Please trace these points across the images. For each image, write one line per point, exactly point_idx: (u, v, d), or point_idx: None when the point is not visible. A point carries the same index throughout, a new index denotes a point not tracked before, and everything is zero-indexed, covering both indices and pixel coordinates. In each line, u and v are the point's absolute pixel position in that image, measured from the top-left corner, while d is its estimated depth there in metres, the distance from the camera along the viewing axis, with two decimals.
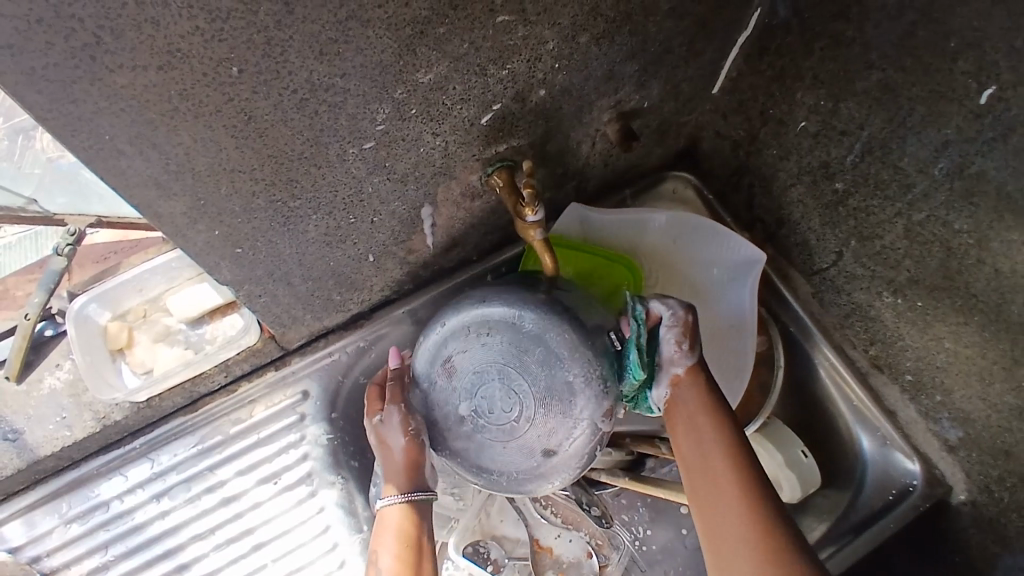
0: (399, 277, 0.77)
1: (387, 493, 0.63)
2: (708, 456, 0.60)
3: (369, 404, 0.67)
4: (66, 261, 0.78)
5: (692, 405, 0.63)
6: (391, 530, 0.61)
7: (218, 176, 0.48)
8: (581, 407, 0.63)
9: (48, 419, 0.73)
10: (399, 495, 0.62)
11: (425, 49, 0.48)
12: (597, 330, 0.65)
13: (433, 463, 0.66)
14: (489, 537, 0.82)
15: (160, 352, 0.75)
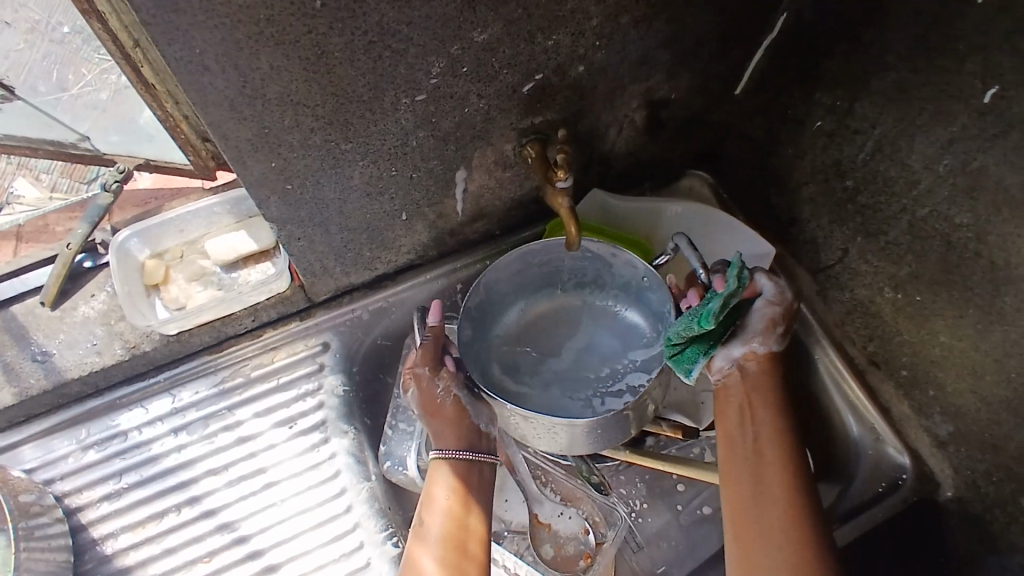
0: (427, 241, 0.81)
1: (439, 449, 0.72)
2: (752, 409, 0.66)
3: (424, 359, 0.74)
4: (112, 199, 0.82)
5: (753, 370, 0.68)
6: (444, 483, 0.71)
7: (284, 107, 0.53)
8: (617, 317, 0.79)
9: (78, 344, 0.76)
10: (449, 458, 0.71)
11: (484, 8, 0.53)
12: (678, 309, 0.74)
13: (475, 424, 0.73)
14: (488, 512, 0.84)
15: (193, 290, 0.78)
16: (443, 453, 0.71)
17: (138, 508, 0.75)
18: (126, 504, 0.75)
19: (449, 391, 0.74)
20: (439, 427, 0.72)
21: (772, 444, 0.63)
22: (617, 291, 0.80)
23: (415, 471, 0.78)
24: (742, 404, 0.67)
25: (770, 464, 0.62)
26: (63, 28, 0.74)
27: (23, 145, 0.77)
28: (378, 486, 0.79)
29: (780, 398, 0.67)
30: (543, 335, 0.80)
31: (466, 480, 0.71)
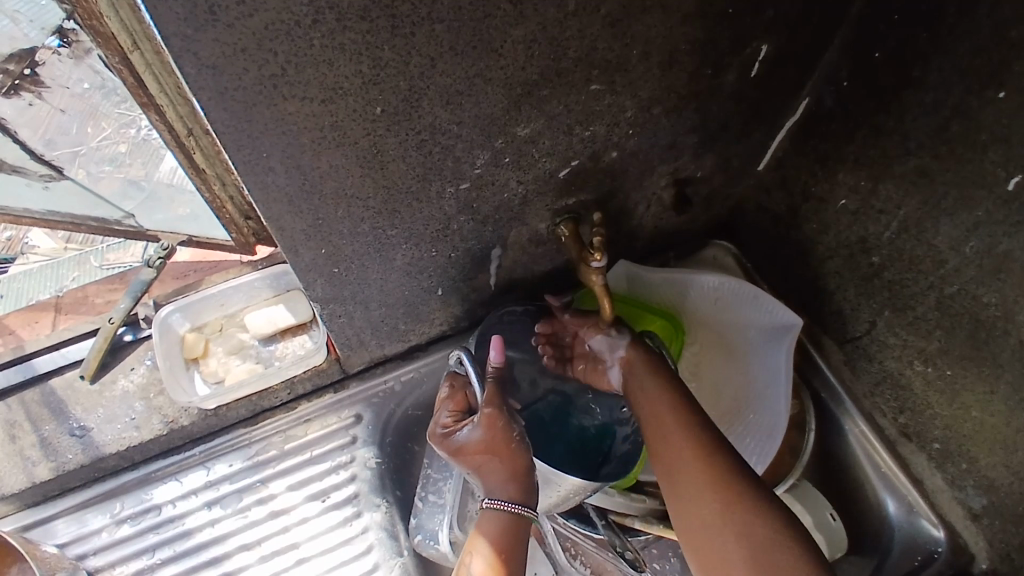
0: (460, 313, 0.82)
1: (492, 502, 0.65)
2: (665, 428, 0.66)
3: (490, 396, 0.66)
4: (155, 273, 0.84)
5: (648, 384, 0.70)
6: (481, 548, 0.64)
7: (339, 200, 0.55)
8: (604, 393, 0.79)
9: (117, 419, 0.77)
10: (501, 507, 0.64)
11: (529, 107, 0.56)
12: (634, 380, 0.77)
13: (532, 477, 0.66)
14: None
15: (231, 364, 0.79)
16: (496, 506, 0.64)
17: None
18: None
19: (513, 437, 0.65)
20: (495, 473, 0.65)
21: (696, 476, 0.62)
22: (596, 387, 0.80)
23: (447, 546, 0.76)
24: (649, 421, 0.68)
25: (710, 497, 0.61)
26: (81, 83, 0.68)
27: (66, 221, 0.79)
28: (411, 561, 0.79)
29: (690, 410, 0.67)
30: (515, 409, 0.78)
31: (508, 542, 0.64)
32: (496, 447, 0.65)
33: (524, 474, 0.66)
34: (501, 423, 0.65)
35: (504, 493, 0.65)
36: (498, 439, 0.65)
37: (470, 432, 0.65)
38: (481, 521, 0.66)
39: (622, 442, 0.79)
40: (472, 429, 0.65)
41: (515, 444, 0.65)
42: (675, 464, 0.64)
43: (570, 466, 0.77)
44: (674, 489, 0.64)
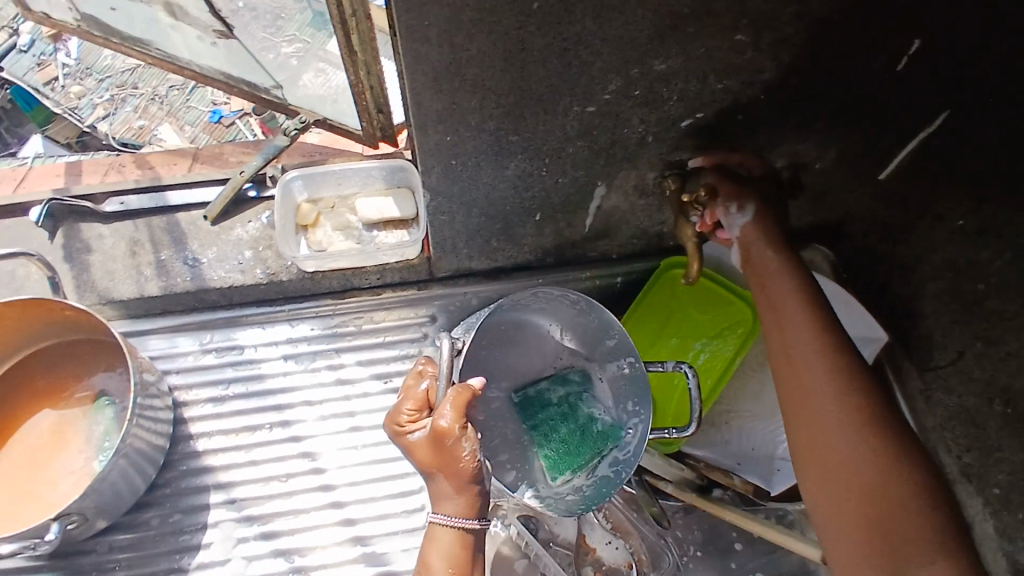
0: (548, 246, 0.87)
1: (438, 515, 0.61)
2: (785, 306, 0.66)
3: (453, 410, 0.59)
4: (289, 142, 0.90)
5: (771, 257, 0.69)
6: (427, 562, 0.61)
7: (476, 89, 0.60)
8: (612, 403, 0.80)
9: (227, 260, 0.84)
10: (447, 521, 0.61)
11: (671, 41, 0.59)
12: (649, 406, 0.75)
13: (480, 494, 0.62)
14: (549, 537, 0.85)
15: (336, 239, 0.86)
16: (445, 519, 0.61)
17: (240, 416, 0.82)
18: (230, 413, 0.82)
19: (462, 456, 0.59)
20: (440, 485, 0.61)
21: (815, 360, 0.62)
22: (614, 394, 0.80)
23: None
24: (766, 304, 0.68)
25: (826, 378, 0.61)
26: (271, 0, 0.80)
27: (221, 77, 0.90)
28: None
29: (808, 295, 0.67)
30: (532, 379, 0.81)
31: (463, 566, 0.61)
32: (459, 469, 0.60)
33: (478, 493, 0.62)
34: (466, 445, 0.59)
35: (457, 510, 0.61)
36: (446, 456, 0.59)
37: (419, 439, 0.60)
38: (429, 537, 0.62)
39: (609, 465, 0.76)
40: (422, 437, 0.60)
41: (464, 464, 0.59)
42: (792, 345, 0.64)
43: (553, 457, 0.77)
44: (791, 371, 0.63)
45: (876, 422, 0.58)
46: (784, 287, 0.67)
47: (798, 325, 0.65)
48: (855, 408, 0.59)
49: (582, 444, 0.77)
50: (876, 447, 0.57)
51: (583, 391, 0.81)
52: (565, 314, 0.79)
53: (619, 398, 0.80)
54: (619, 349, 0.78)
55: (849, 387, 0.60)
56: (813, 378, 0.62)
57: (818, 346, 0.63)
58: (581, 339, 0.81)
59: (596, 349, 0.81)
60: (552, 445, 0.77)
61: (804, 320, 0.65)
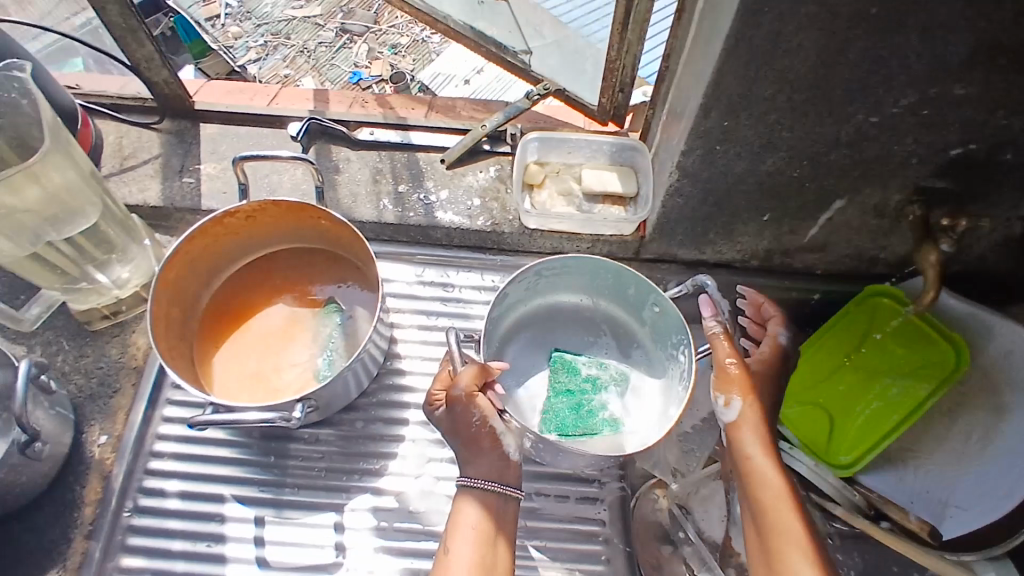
0: (759, 250, 0.89)
1: (461, 482, 0.68)
2: (760, 477, 0.67)
3: (470, 377, 0.68)
4: (529, 105, 0.94)
5: (753, 420, 0.71)
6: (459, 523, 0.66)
7: (776, 79, 0.63)
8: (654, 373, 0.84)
9: (458, 203, 0.91)
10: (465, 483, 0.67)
11: (984, 69, 0.59)
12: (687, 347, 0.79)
13: (500, 455, 0.68)
14: (700, 530, 0.86)
15: (557, 203, 0.90)
16: (467, 483, 0.67)
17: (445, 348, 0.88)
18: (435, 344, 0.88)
19: (474, 420, 0.68)
20: (461, 452, 0.69)
21: (779, 506, 0.65)
22: (654, 363, 0.85)
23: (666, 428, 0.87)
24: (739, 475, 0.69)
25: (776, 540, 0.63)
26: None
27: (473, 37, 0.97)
28: None
29: (785, 467, 0.68)
30: (574, 350, 0.87)
31: (488, 529, 0.66)
32: (477, 435, 0.68)
33: (502, 464, 0.68)
34: (476, 411, 0.67)
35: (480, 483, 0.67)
36: (459, 422, 0.68)
37: (440, 414, 0.70)
38: (459, 507, 0.68)
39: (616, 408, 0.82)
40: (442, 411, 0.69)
41: (478, 428, 0.68)
42: (764, 487, 0.67)
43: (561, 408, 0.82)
44: (768, 506, 0.66)
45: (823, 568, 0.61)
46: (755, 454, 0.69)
47: (769, 479, 0.67)
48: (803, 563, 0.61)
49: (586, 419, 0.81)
50: None
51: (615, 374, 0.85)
52: (603, 284, 0.86)
53: (659, 337, 0.84)
54: (650, 317, 0.84)
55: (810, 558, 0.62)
56: (782, 520, 0.64)
57: (790, 511, 0.65)
58: (621, 304, 0.87)
59: (636, 308, 0.86)
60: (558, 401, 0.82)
61: (784, 491, 0.66)
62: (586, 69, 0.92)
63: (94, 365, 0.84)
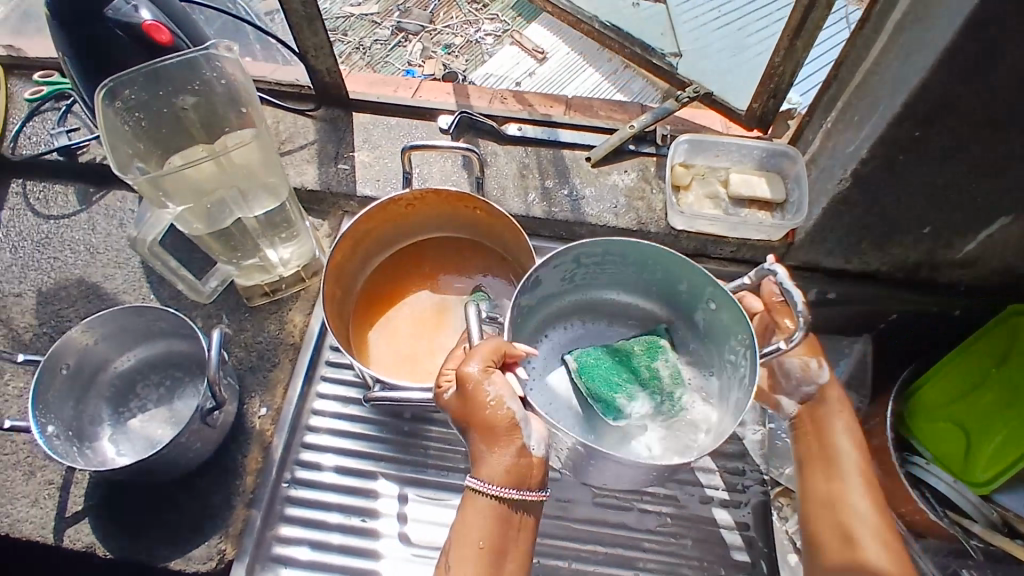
0: (906, 261, 0.89)
1: (473, 480, 0.61)
2: (825, 435, 0.74)
3: (484, 355, 0.61)
4: (678, 105, 0.93)
5: (836, 404, 0.75)
6: (470, 527, 0.60)
7: (983, 90, 0.63)
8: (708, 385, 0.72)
9: (604, 200, 0.92)
10: (477, 485, 0.60)
11: None
12: (744, 349, 0.66)
13: (518, 446, 0.60)
14: None
15: (704, 205, 0.91)
16: (479, 485, 0.60)
17: None
18: None
19: (490, 403, 0.59)
20: (471, 438, 0.61)
21: (847, 458, 0.72)
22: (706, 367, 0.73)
23: None
24: (806, 430, 0.75)
25: (847, 484, 0.70)
26: None
27: (619, 38, 0.99)
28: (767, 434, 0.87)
29: (854, 426, 0.74)
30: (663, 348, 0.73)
31: (496, 540, 0.60)
32: (492, 423, 0.60)
33: (521, 461, 0.60)
34: (486, 393, 0.59)
35: (495, 479, 0.60)
36: (473, 405, 0.60)
37: (449, 396, 0.63)
38: (469, 511, 0.61)
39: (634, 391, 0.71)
40: (454, 392, 0.62)
41: (495, 415, 0.60)
42: (830, 438, 0.73)
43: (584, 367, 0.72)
44: (826, 458, 0.72)
45: (886, 519, 0.68)
46: (836, 421, 0.74)
47: (837, 435, 0.73)
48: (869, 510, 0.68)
49: (605, 363, 0.72)
50: (880, 536, 0.66)
51: (669, 401, 0.70)
52: (646, 281, 0.75)
53: (714, 340, 0.72)
54: (702, 312, 0.71)
55: (876, 505, 0.69)
56: (845, 468, 0.71)
57: (852, 464, 0.71)
58: (669, 303, 0.75)
59: (689, 307, 0.74)
60: (634, 347, 0.73)
61: (855, 450, 0.72)
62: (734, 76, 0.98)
63: (254, 339, 0.89)
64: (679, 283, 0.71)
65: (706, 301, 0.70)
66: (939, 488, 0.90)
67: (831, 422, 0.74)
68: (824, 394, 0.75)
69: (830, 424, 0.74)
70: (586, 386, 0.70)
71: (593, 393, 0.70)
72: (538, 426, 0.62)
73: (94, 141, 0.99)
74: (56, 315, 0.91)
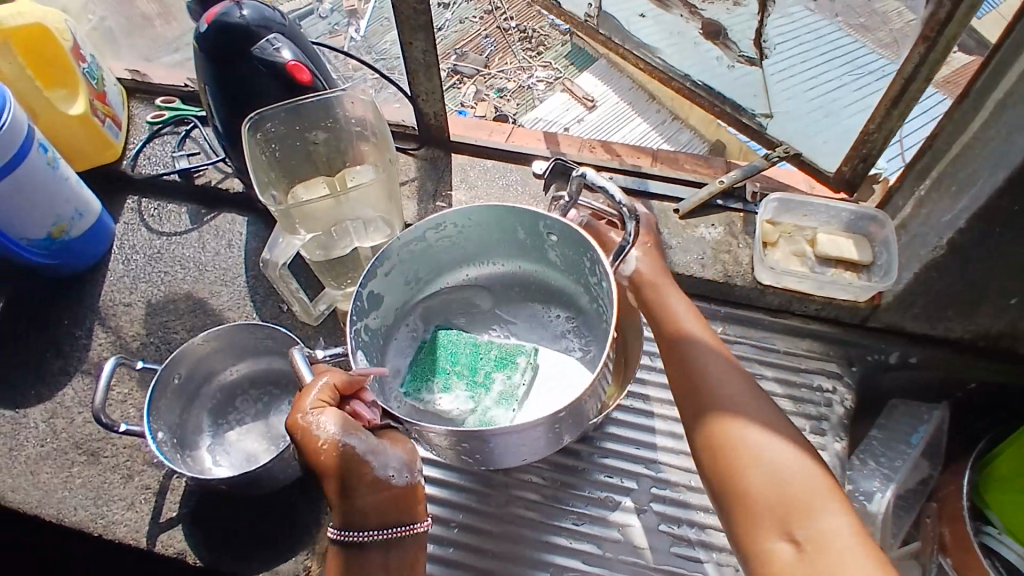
0: (994, 331, 0.89)
1: (335, 530, 0.63)
2: (678, 328, 0.71)
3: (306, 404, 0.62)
4: (766, 164, 0.99)
5: (664, 282, 0.76)
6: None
7: None
8: (568, 342, 0.78)
9: (692, 252, 0.96)
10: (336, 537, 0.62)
11: None
12: (586, 259, 0.74)
13: (375, 479, 0.62)
14: None
15: (791, 262, 0.93)
16: (341, 537, 0.62)
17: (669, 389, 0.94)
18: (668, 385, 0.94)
19: (323, 452, 0.60)
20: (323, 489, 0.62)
21: (713, 354, 0.69)
22: (582, 327, 0.79)
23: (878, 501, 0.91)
24: (664, 333, 0.72)
25: (720, 379, 0.66)
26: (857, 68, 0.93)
27: (709, 96, 1.05)
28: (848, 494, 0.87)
29: (700, 315, 0.74)
30: (517, 363, 0.75)
31: None
32: (333, 469, 0.60)
33: (382, 496, 0.62)
34: (319, 439, 0.60)
35: (354, 517, 0.62)
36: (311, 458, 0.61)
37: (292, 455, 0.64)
38: (340, 565, 0.63)
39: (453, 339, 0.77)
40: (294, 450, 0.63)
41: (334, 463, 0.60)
42: (685, 333, 0.71)
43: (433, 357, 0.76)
44: (694, 358, 0.68)
45: (761, 400, 0.65)
46: (674, 306, 0.73)
47: (691, 332, 0.71)
48: (747, 400, 0.65)
49: (449, 352, 0.76)
50: (774, 424, 0.63)
51: (483, 409, 0.72)
52: (496, 245, 0.81)
53: (573, 270, 0.78)
54: (555, 250, 0.78)
55: (748, 393, 0.65)
56: (712, 362, 0.68)
57: (718, 355, 0.69)
58: (521, 257, 0.83)
59: (538, 252, 0.81)
60: (489, 351, 0.76)
61: (707, 335, 0.71)
62: (822, 141, 1.01)
63: None
64: (502, 224, 0.78)
65: (544, 231, 0.76)
66: None
67: (671, 311, 0.73)
68: (645, 278, 0.77)
69: (666, 309, 0.73)
70: (423, 357, 0.76)
71: (425, 367, 0.75)
72: (394, 455, 0.63)
73: (210, 167, 1.07)
74: (163, 326, 0.96)
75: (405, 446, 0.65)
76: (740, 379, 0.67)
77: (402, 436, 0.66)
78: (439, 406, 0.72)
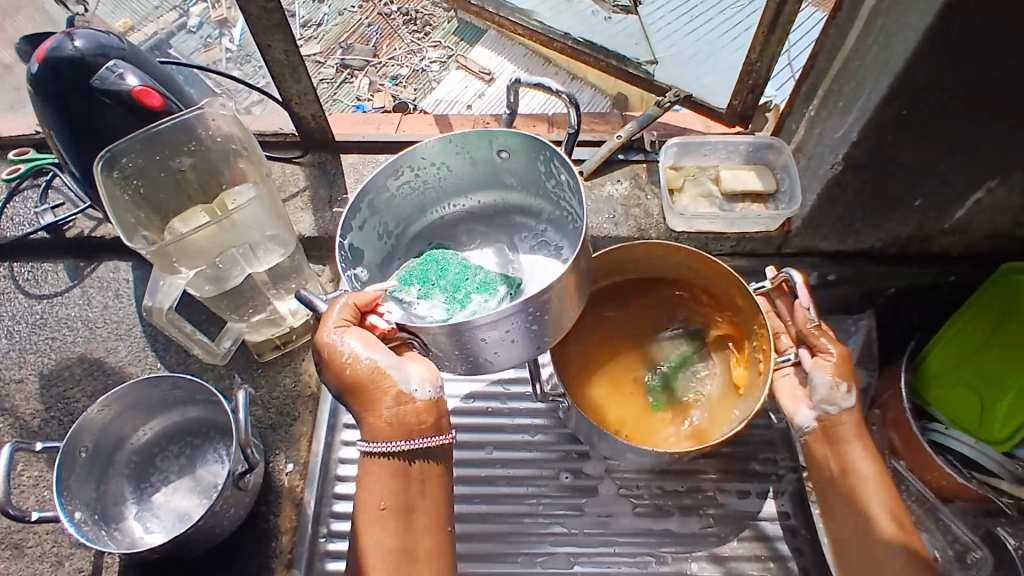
0: (899, 235, 0.92)
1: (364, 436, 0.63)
2: (853, 471, 0.72)
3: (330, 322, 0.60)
4: (661, 112, 0.96)
5: (856, 433, 0.73)
6: (372, 478, 0.63)
7: (951, 67, 0.66)
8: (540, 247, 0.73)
9: (603, 212, 0.95)
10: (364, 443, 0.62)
11: None
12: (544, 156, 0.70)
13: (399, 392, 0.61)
14: None
15: (700, 204, 0.93)
16: (368, 444, 0.62)
17: None
18: None
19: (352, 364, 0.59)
20: (351, 402, 0.62)
21: (880, 497, 0.71)
22: (554, 228, 0.74)
23: None
24: (828, 466, 0.74)
25: (874, 527, 0.70)
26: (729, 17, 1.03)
27: (591, 51, 1.01)
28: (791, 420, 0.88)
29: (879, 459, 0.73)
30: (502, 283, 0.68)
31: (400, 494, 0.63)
32: (357, 381, 0.60)
33: (406, 408, 0.61)
34: (340, 354, 0.60)
35: (379, 428, 0.61)
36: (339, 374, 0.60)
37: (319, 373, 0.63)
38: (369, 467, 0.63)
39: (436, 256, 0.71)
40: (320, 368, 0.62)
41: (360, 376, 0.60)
42: (857, 474, 0.72)
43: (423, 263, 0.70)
44: (856, 500, 0.71)
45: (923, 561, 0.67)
46: (853, 446, 0.73)
47: (874, 482, 0.72)
48: (901, 555, 0.68)
49: (440, 268, 0.69)
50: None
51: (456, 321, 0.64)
52: (456, 178, 0.76)
53: (529, 179, 0.74)
54: (511, 162, 0.73)
55: (900, 542, 0.68)
56: (882, 514, 0.70)
57: (879, 496, 0.71)
58: (475, 186, 0.77)
59: (491, 175, 0.76)
60: (476, 274, 0.69)
61: (882, 481, 0.72)
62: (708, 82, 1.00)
63: (270, 396, 0.87)
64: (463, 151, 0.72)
65: (495, 149, 0.72)
66: (959, 452, 0.89)
67: (852, 454, 0.73)
68: (842, 417, 0.74)
69: (844, 449, 0.73)
70: (413, 265, 0.70)
71: (412, 274, 0.69)
72: (419, 371, 0.61)
73: (80, 216, 0.99)
74: (62, 396, 0.88)
75: (430, 364, 0.62)
76: (902, 531, 0.69)
77: (424, 354, 0.63)
78: (414, 309, 0.65)
